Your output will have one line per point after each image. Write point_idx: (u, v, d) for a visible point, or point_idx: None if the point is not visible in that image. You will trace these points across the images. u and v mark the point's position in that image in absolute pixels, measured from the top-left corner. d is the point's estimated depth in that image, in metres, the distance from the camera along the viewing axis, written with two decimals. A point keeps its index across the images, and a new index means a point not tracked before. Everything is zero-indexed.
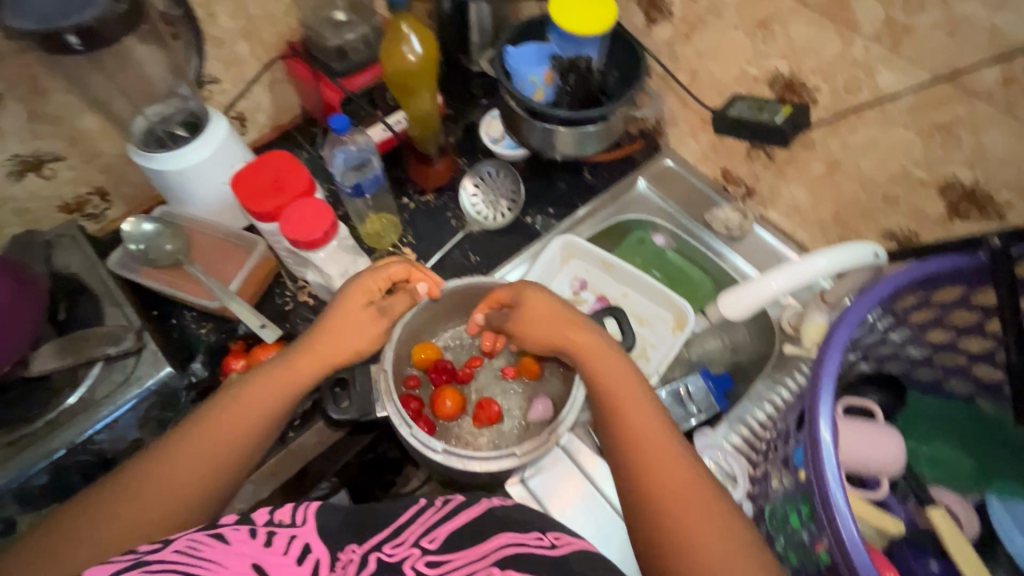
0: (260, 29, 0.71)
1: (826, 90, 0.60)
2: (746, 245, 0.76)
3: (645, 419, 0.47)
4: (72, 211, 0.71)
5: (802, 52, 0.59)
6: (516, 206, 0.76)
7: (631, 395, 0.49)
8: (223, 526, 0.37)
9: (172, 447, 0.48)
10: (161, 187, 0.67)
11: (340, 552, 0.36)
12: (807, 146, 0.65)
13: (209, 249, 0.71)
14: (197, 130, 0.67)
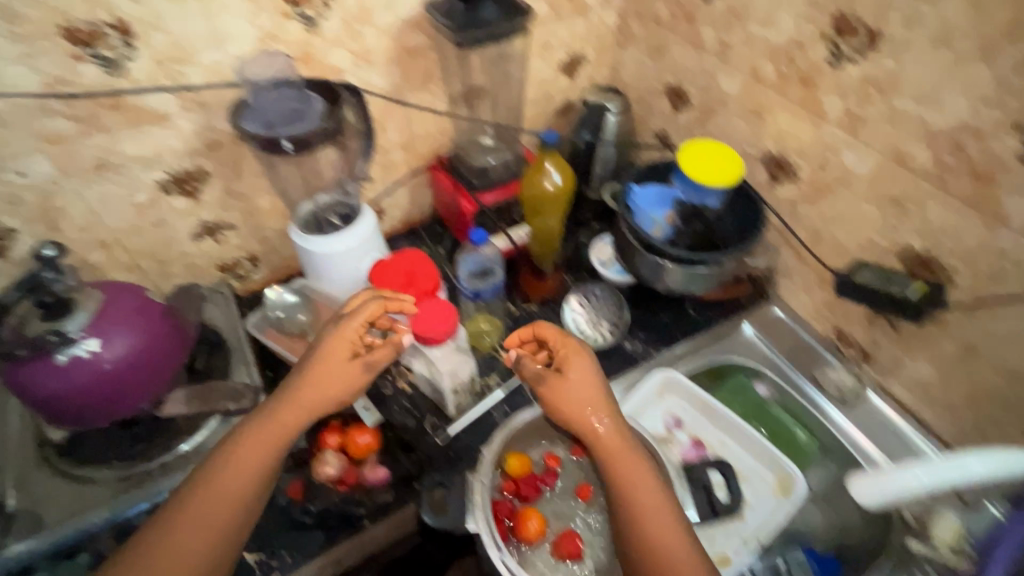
0: (419, 144, 0.82)
1: (966, 272, 0.58)
2: (859, 412, 0.73)
3: (673, 533, 0.51)
4: (229, 268, 0.83)
5: (939, 233, 0.59)
6: (617, 329, 0.77)
7: (665, 519, 0.51)
8: None
9: (198, 503, 0.51)
10: (303, 265, 0.75)
11: None
12: (939, 326, 0.62)
13: (331, 323, 0.77)
14: (346, 222, 0.74)
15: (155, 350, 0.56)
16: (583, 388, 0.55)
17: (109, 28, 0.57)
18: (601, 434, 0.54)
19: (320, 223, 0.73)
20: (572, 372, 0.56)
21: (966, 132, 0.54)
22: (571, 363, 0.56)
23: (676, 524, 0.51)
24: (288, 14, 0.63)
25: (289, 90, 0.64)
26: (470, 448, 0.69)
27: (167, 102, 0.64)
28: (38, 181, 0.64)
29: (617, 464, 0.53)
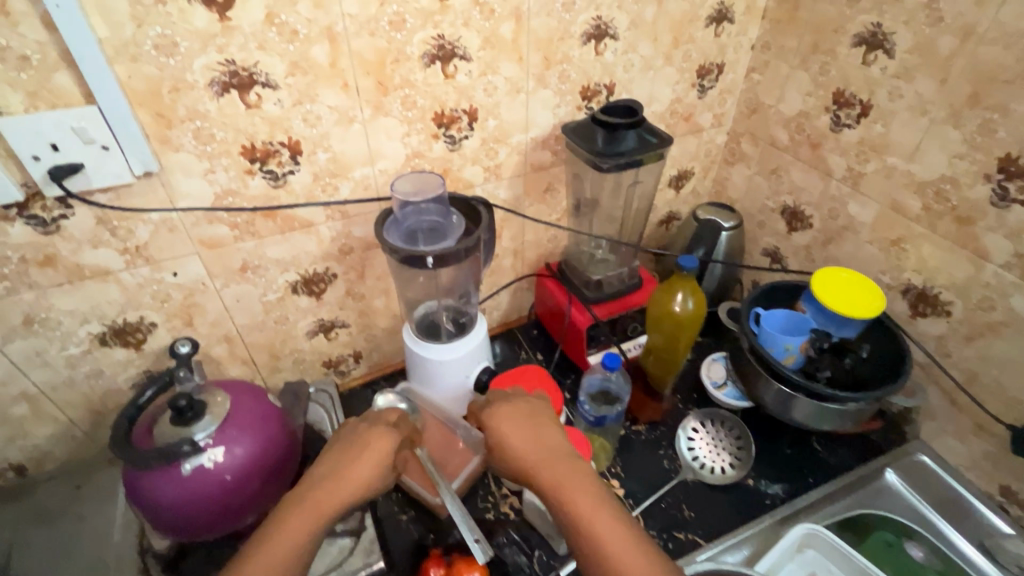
0: (526, 249, 1.04)
1: (959, 303, 0.80)
2: (904, 463, 0.89)
3: (605, 515, 0.59)
4: (327, 337, 0.95)
5: (933, 272, 0.82)
6: (741, 466, 0.88)
7: (587, 481, 0.62)
8: None
9: (275, 545, 0.58)
10: (420, 368, 0.89)
11: None
12: (945, 353, 0.84)
13: (438, 443, 0.87)
14: (459, 329, 0.89)
15: (267, 454, 0.71)
16: (520, 436, 0.68)
17: (282, 149, 0.71)
18: (535, 467, 0.64)
19: (435, 329, 0.89)
20: (503, 436, 0.68)
21: (946, 184, 0.77)
22: (504, 428, 0.68)
23: (593, 492, 0.61)
24: (436, 135, 0.81)
25: (431, 207, 0.78)
26: None
27: (316, 211, 0.79)
28: (186, 281, 0.76)
29: (566, 491, 0.61)
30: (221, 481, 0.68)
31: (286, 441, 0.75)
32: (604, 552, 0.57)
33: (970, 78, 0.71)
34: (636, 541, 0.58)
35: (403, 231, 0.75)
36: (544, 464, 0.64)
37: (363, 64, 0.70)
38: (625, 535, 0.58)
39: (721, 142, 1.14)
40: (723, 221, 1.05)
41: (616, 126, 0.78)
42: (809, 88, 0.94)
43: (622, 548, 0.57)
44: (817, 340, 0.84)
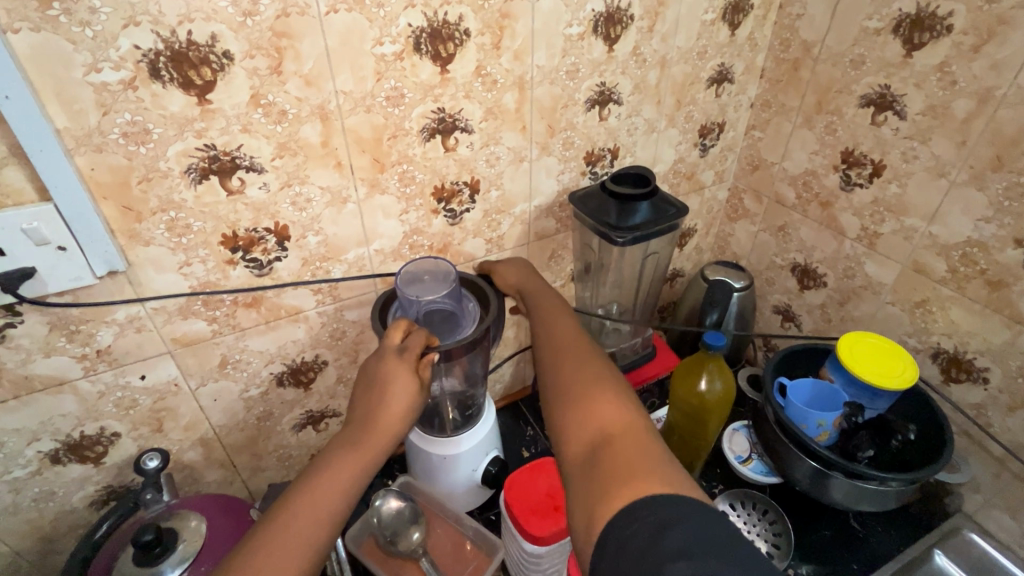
0: None
1: (997, 369, 0.76)
2: (951, 543, 0.83)
3: (564, 332, 0.66)
4: (316, 429, 0.86)
5: (965, 336, 0.78)
6: (778, 551, 0.81)
7: (554, 312, 0.70)
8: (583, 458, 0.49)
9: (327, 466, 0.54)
10: (422, 463, 0.80)
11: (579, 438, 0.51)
12: (984, 422, 0.79)
13: (445, 545, 0.78)
14: (465, 420, 0.79)
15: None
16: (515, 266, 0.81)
17: (268, 235, 0.64)
18: (528, 283, 0.78)
19: (443, 421, 0.78)
20: (507, 270, 0.80)
21: (974, 247, 0.74)
22: (506, 268, 0.81)
23: (563, 317, 0.69)
24: (436, 211, 0.75)
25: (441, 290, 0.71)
26: None
27: (304, 298, 0.71)
28: (156, 385, 0.67)
29: (538, 303, 0.73)
30: None
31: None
32: (554, 366, 0.60)
33: (991, 142, 0.69)
34: (586, 356, 0.60)
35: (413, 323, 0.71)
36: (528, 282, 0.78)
37: (358, 142, 0.64)
38: (573, 359, 0.60)
39: (723, 198, 1.12)
40: (734, 282, 1.00)
41: (627, 198, 0.74)
42: (815, 147, 0.92)
43: (568, 363, 0.60)
44: (850, 415, 0.79)
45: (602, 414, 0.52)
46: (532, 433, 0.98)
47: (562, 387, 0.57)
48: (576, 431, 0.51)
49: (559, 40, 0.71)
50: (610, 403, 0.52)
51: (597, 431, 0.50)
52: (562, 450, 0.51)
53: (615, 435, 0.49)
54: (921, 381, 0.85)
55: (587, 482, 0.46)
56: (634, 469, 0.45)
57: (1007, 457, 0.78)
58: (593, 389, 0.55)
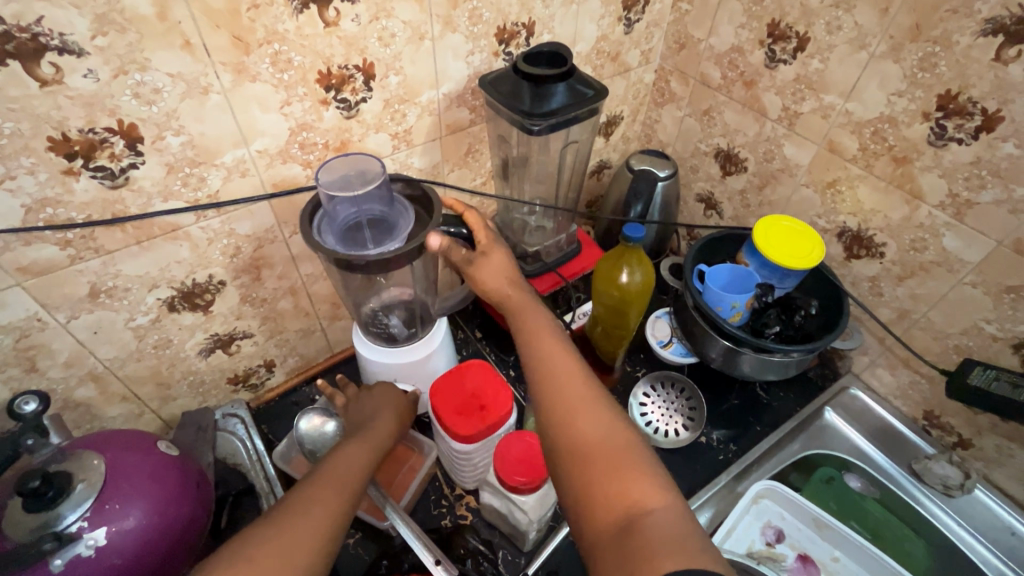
0: None
1: (892, 244, 0.80)
2: (840, 401, 0.93)
3: (568, 366, 0.59)
4: (228, 352, 0.80)
5: (869, 215, 0.81)
6: (692, 423, 0.87)
7: (551, 339, 0.62)
8: (609, 528, 0.45)
9: (305, 499, 0.54)
10: (364, 365, 0.80)
11: (599, 501, 0.47)
12: (878, 294, 0.85)
13: None
14: (409, 335, 0.78)
15: (168, 517, 0.59)
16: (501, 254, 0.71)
17: (113, 136, 0.53)
18: (515, 300, 0.68)
19: (384, 332, 0.77)
20: (493, 259, 0.70)
21: (884, 123, 0.74)
22: (491, 252, 0.70)
23: (562, 346, 0.61)
24: (325, 101, 0.65)
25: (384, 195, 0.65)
26: (550, 533, 0.74)
27: (180, 212, 0.62)
28: (13, 321, 0.58)
29: (529, 326, 0.64)
30: (107, 566, 0.55)
31: (187, 499, 0.62)
32: (560, 415, 0.54)
33: (913, 8, 0.66)
34: (596, 402, 0.55)
35: (342, 229, 0.65)
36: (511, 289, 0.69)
37: (207, 13, 0.52)
38: (579, 406, 0.54)
39: (649, 81, 1.06)
40: (659, 171, 0.97)
41: (542, 80, 0.67)
42: (742, 20, 0.86)
43: (578, 411, 0.54)
44: (761, 295, 0.83)
45: (626, 481, 0.47)
46: (462, 335, 0.98)
47: (576, 443, 0.51)
48: (598, 503, 0.47)
49: None
50: (631, 470, 0.48)
51: (621, 499, 0.46)
52: (583, 519, 0.47)
53: (643, 509, 0.45)
54: (827, 260, 0.90)
55: (619, 565, 0.42)
56: (671, 545, 0.41)
57: (891, 324, 0.85)
58: (614, 449, 0.50)
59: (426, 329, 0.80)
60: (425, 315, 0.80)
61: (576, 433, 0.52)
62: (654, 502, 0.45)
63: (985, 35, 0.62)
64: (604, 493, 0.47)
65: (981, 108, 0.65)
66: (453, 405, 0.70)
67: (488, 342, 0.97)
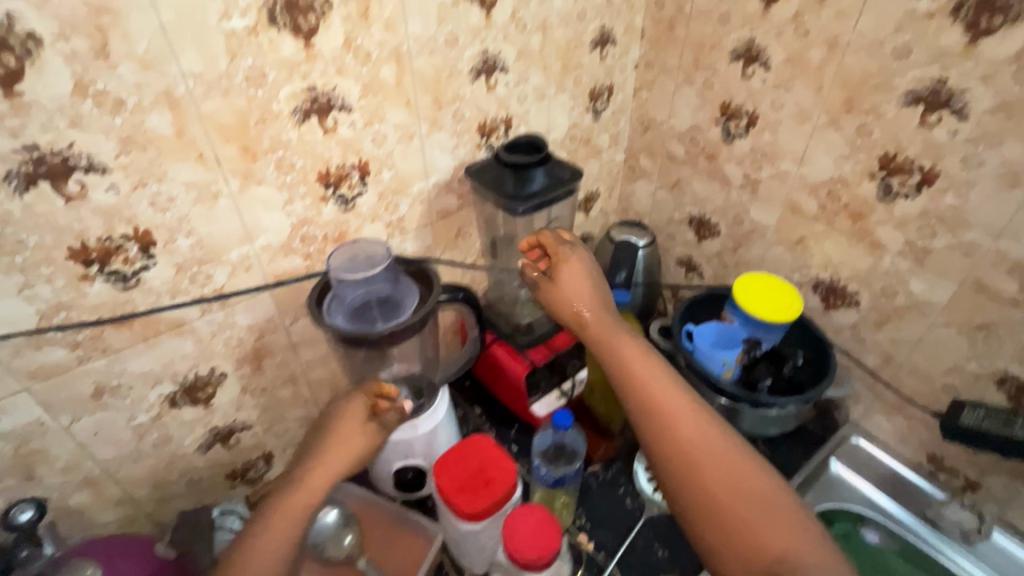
0: None
1: (865, 292, 0.84)
2: (844, 451, 0.93)
3: (666, 394, 0.58)
4: (227, 445, 0.80)
5: (837, 266, 0.86)
6: None
7: (642, 363, 0.61)
8: (731, 516, 0.50)
9: (268, 520, 0.57)
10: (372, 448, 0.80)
11: (718, 495, 0.51)
12: (860, 342, 0.88)
13: (386, 543, 0.78)
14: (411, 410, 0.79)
15: None
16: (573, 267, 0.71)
17: (128, 242, 0.57)
18: (592, 323, 0.66)
19: None
20: (563, 276, 0.70)
21: (837, 184, 0.81)
22: (561, 269, 0.70)
23: (654, 366, 0.61)
24: (325, 197, 0.70)
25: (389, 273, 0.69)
26: None
27: (186, 308, 0.65)
28: (15, 428, 0.58)
29: (600, 327, 0.66)
30: None
31: None
32: (653, 413, 0.57)
33: (842, 86, 0.75)
34: (682, 394, 0.58)
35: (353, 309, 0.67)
36: (583, 315, 0.67)
37: (220, 129, 0.58)
38: (715, 445, 0.54)
39: (621, 160, 1.15)
40: (638, 240, 1.04)
41: (522, 166, 0.74)
42: (697, 103, 0.96)
43: (697, 453, 0.53)
44: (749, 350, 0.86)
45: (782, 529, 0.48)
46: (463, 412, 1.00)
47: (676, 439, 0.54)
48: (718, 496, 0.51)
49: (433, 8, 0.68)
50: (788, 523, 0.49)
51: (746, 489, 0.51)
52: (695, 512, 0.51)
53: (763, 495, 0.51)
54: (807, 312, 0.93)
55: (746, 555, 0.48)
56: (786, 533, 0.48)
57: (879, 370, 0.87)
58: (720, 445, 0.54)
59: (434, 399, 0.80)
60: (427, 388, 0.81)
61: (673, 428, 0.55)
62: (773, 495, 0.51)
63: (908, 104, 0.70)
64: (725, 488, 0.51)
65: (918, 166, 0.72)
66: (458, 481, 0.69)
67: (487, 418, 0.98)
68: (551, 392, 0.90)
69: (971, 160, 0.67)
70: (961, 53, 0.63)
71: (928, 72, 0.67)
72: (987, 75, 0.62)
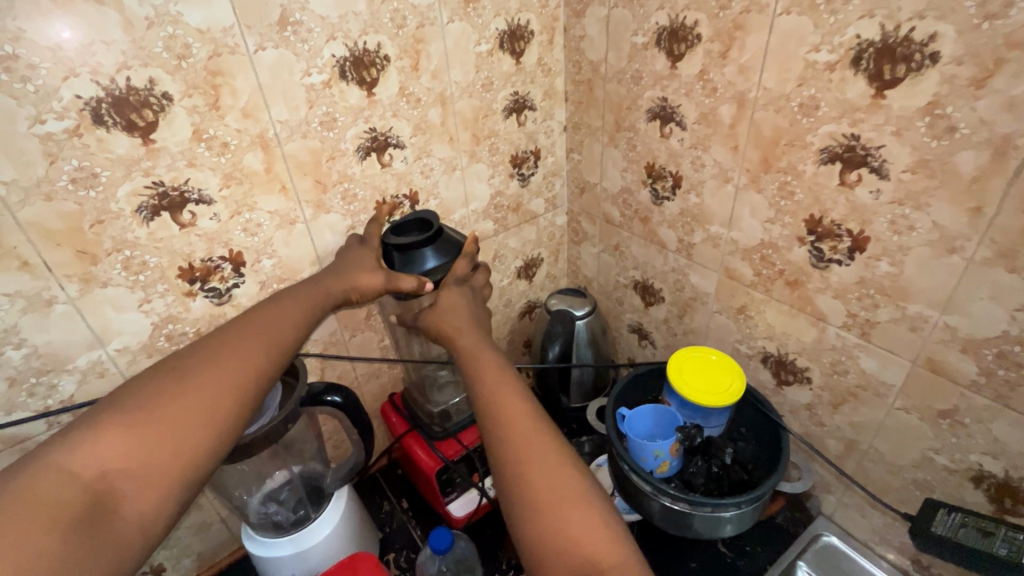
0: (365, 382, 0.89)
1: (815, 368, 0.74)
2: (815, 551, 0.79)
3: (507, 390, 0.50)
4: None
5: (783, 338, 0.76)
6: None
7: (491, 361, 0.54)
8: (538, 521, 0.42)
9: (178, 381, 0.44)
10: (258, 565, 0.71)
11: (533, 492, 0.43)
12: (820, 424, 0.76)
13: None
14: (294, 521, 0.70)
15: None
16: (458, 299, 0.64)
17: None
18: (467, 335, 0.58)
19: (271, 521, 0.70)
20: (443, 301, 0.62)
21: (768, 249, 0.73)
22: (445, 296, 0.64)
23: (498, 367, 0.53)
24: (191, 293, 0.66)
25: None
26: None
27: (26, 423, 0.59)
28: None
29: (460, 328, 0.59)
30: None
31: None
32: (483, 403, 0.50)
33: (757, 145, 0.68)
34: (516, 389, 0.50)
35: None
36: (456, 333, 0.58)
37: (46, 235, 0.54)
38: (546, 442, 0.46)
39: (563, 223, 1.09)
40: (575, 309, 0.96)
41: (409, 245, 0.67)
42: (623, 164, 0.89)
43: (529, 444, 0.46)
44: (685, 439, 0.75)
45: (586, 534, 0.41)
46: (387, 508, 0.88)
47: (499, 431, 0.47)
48: (528, 486, 0.43)
49: (299, 91, 0.65)
50: (605, 524, 0.41)
51: (556, 487, 0.43)
52: (506, 499, 0.44)
53: (577, 495, 0.43)
54: (760, 387, 0.83)
55: (543, 552, 0.41)
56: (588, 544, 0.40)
57: (844, 457, 0.75)
58: (539, 441, 0.46)
59: (322, 508, 0.71)
60: (317, 494, 0.73)
61: (496, 419, 0.48)
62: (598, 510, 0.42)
63: (824, 163, 0.62)
64: (545, 491, 0.43)
65: (846, 230, 0.63)
66: None
67: (413, 515, 0.87)
68: (469, 489, 0.81)
69: (900, 223, 0.58)
70: (870, 107, 0.56)
71: (840, 128, 0.59)
72: (900, 129, 0.54)
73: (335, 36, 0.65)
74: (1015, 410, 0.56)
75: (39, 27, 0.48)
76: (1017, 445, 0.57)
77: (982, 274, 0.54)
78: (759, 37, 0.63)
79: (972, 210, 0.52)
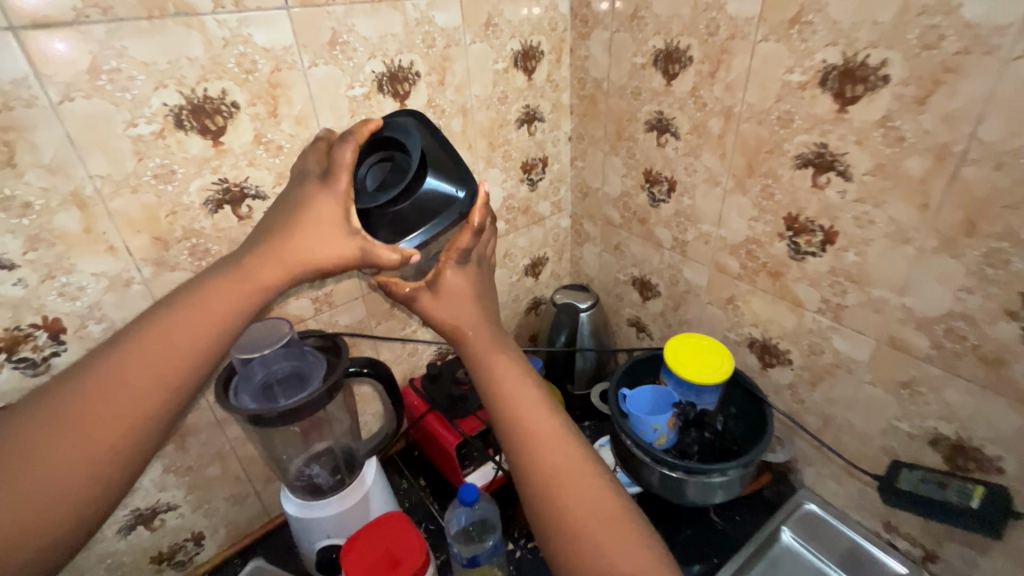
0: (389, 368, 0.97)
1: (795, 350, 0.83)
2: (797, 517, 0.87)
3: (533, 409, 0.52)
4: (150, 528, 0.79)
5: (767, 324, 0.86)
6: None
7: (511, 374, 0.54)
8: (576, 529, 0.46)
9: (121, 367, 0.42)
10: (295, 525, 0.77)
11: (567, 495, 0.47)
12: (800, 402, 0.86)
13: None
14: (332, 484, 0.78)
15: None
16: None
17: (37, 330, 0.61)
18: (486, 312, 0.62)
19: (308, 484, 0.77)
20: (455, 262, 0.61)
21: (753, 244, 0.83)
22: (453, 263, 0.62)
23: (516, 373, 0.54)
24: None
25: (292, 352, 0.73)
26: None
27: None
28: None
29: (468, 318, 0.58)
30: None
31: None
32: (505, 412, 0.52)
33: (742, 153, 0.78)
34: (539, 399, 0.53)
35: (257, 390, 0.70)
36: None
37: (129, 222, 0.62)
38: (569, 449, 0.50)
39: (566, 225, 1.18)
40: (580, 303, 1.06)
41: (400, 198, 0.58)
42: (624, 171, 0.99)
43: (555, 458, 0.49)
44: (681, 414, 0.84)
45: (617, 542, 0.45)
46: (406, 485, 0.96)
47: (525, 438, 0.50)
48: (559, 494, 0.47)
49: (343, 102, 0.74)
50: (633, 533, 0.46)
51: (585, 496, 0.47)
52: (537, 506, 0.48)
53: (609, 504, 0.47)
54: (747, 371, 0.92)
55: (575, 562, 0.45)
56: (618, 550, 0.45)
57: (821, 430, 0.84)
58: (565, 453, 0.49)
59: (354, 474, 0.79)
60: (350, 461, 0.80)
61: (520, 429, 0.50)
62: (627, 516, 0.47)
63: (800, 167, 0.72)
64: (574, 496, 0.47)
65: (819, 226, 0.73)
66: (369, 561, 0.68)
67: (429, 491, 0.94)
68: (484, 464, 0.89)
69: (863, 219, 0.68)
70: (835, 120, 0.66)
71: (811, 137, 0.69)
72: (861, 138, 0.64)
73: (376, 55, 0.75)
74: (962, 377, 0.65)
75: (137, 45, 0.57)
76: (964, 407, 0.66)
77: (931, 260, 0.63)
78: (742, 60, 0.73)
79: (920, 206, 0.62)
